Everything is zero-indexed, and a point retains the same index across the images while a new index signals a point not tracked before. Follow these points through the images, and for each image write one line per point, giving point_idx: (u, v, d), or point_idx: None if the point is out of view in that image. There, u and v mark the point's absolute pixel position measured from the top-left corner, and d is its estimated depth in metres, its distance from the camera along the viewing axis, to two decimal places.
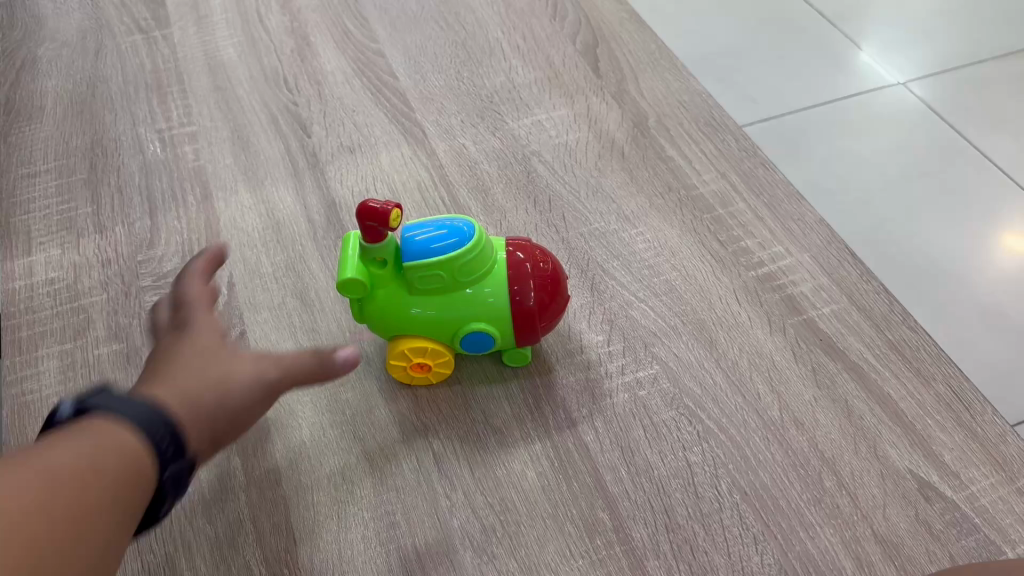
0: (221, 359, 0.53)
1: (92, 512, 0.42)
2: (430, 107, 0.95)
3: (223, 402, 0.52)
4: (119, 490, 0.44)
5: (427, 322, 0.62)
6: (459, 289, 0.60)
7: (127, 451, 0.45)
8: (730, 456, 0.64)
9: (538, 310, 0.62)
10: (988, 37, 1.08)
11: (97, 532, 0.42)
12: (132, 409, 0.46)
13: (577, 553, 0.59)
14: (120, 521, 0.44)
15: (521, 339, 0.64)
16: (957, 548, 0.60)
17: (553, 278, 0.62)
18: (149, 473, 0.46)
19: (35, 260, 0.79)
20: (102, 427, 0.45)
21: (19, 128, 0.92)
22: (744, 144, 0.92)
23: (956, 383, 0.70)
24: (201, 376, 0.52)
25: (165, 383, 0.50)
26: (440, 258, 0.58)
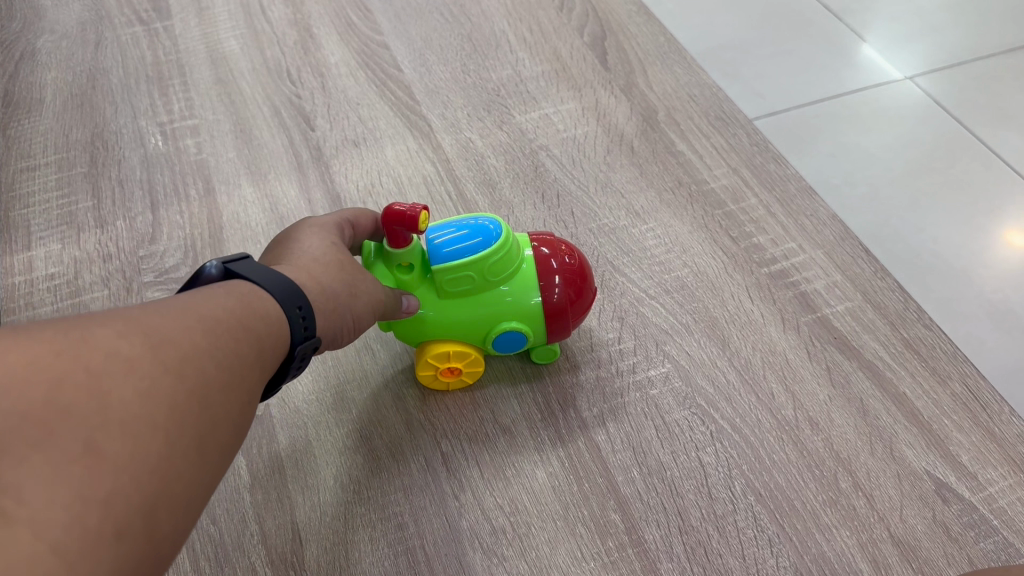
0: (356, 266, 0.52)
1: (241, 365, 0.39)
2: (436, 100, 0.93)
3: (352, 301, 0.50)
4: (262, 354, 0.41)
5: (457, 325, 0.60)
6: (488, 290, 0.59)
7: (272, 314, 0.43)
8: (744, 456, 0.63)
9: (568, 305, 0.60)
10: (998, 31, 1.07)
11: (242, 388, 0.38)
12: (275, 279, 0.44)
13: (589, 555, 0.58)
14: (257, 389, 0.40)
15: (552, 336, 0.63)
16: (976, 551, 0.58)
17: (580, 272, 0.61)
18: (285, 341, 0.43)
19: (35, 255, 0.77)
20: (247, 286, 0.43)
21: (18, 121, 0.90)
22: (755, 138, 0.91)
23: (972, 382, 0.69)
24: (341, 268, 0.50)
25: (305, 263, 0.49)
26: (468, 259, 0.56)
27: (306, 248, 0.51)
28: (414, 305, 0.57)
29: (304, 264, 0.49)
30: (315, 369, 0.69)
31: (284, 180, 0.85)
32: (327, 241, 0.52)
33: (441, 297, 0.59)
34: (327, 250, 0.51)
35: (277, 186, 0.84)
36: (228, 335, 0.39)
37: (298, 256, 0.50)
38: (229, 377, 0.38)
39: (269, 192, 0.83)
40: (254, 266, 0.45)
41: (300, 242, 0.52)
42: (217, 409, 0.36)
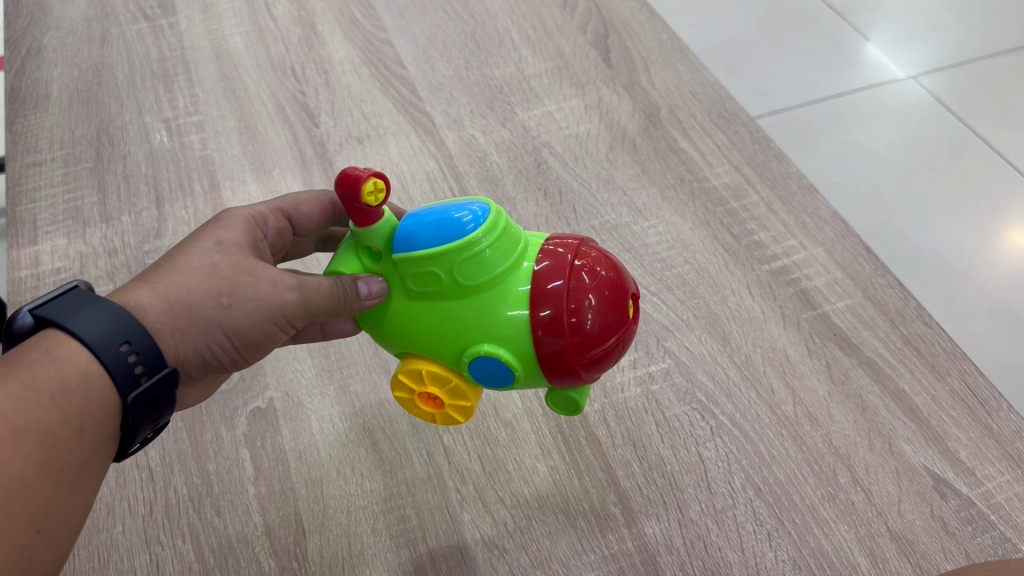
0: (244, 268, 0.47)
1: (11, 497, 0.37)
2: (439, 97, 0.94)
3: (219, 315, 0.46)
4: (49, 459, 0.39)
5: (428, 335, 0.45)
6: (469, 290, 0.43)
7: (70, 384, 0.40)
8: (743, 451, 0.64)
9: (587, 334, 0.42)
10: (1000, 31, 1.07)
11: (13, 522, 0.37)
12: (89, 320, 0.41)
13: (589, 548, 0.59)
14: (52, 497, 0.39)
15: (562, 373, 0.44)
16: (973, 546, 0.59)
17: (612, 285, 0.43)
18: (105, 393, 0.41)
19: (41, 249, 0.78)
20: (42, 352, 0.40)
21: (24, 116, 0.91)
22: (757, 136, 0.91)
23: (971, 378, 0.69)
24: (211, 276, 0.46)
25: (165, 274, 0.46)
26: (440, 244, 0.42)
27: (185, 252, 0.47)
28: (376, 290, 0.45)
29: (164, 276, 0.46)
30: (319, 363, 0.69)
31: (288, 175, 0.85)
32: (210, 242, 0.48)
33: (412, 293, 0.44)
34: (203, 252, 0.47)
35: (281, 182, 0.84)
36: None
37: (172, 262, 0.47)
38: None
39: (273, 188, 0.84)
40: (66, 305, 0.42)
41: (187, 244, 0.48)
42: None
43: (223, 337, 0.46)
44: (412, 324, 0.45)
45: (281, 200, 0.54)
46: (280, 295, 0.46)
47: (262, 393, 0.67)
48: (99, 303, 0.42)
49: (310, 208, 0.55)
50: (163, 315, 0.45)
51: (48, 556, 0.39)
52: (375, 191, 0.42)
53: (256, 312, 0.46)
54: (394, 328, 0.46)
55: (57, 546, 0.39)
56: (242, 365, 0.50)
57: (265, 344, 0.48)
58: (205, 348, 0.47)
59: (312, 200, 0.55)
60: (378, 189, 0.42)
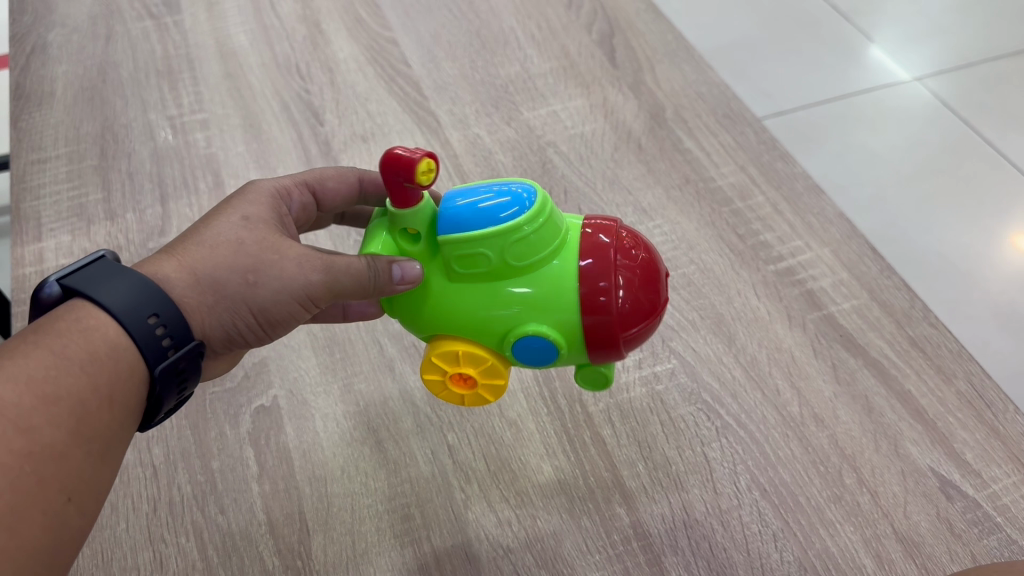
0: (271, 245, 0.47)
1: (42, 463, 0.37)
2: (444, 96, 0.94)
3: (245, 292, 0.46)
4: (80, 428, 0.39)
5: (467, 316, 0.46)
6: (515, 271, 0.45)
7: (100, 354, 0.41)
8: (749, 452, 0.64)
9: (628, 314, 0.45)
10: (1004, 33, 1.07)
11: (45, 487, 0.37)
12: (118, 291, 0.42)
13: (594, 548, 0.58)
14: (84, 465, 0.39)
15: (599, 350, 0.46)
16: (979, 548, 0.58)
17: (645, 267, 0.46)
18: (133, 365, 0.42)
19: (45, 246, 0.78)
20: (71, 323, 0.41)
21: (29, 113, 0.90)
22: (763, 136, 0.91)
23: (977, 380, 0.69)
24: (238, 251, 0.46)
25: (191, 248, 0.46)
26: (488, 229, 0.43)
27: (211, 225, 0.47)
28: (410, 276, 0.44)
29: (190, 250, 0.46)
30: (323, 360, 0.69)
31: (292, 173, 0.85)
32: (236, 216, 0.48)
33: (454, 274, 0.46)
34: (230, 227, 0.47)
35: None
36: (14, 433, 0.37)
37: (199, 235, 0.47)
38: (20, 486, 0.36)
39: None
40: (94, 278, 0.43)
41: (212, 217, 0.48)
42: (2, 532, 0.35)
43: (247, 315, 0.47)
44: (453, 305, 0.46)
45: (307, 175, 0.54)
46: (306, 274, 0.46)
47: (267, 391, 0.67)
48: (126, 274, 0.43)
49: (336, 186, 0.55)
50: (189, 290, 0.45)
51: (78, 525, 0.39)
52: (427, 171, 0.43)
53: (281, 291, 0.46)
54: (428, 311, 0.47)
55: (86, 515, 0.40)
56: (267, 341, 0.50)
57: (289, 322, 0.48)
58: (231, 327, 0.47)
59: (339, 177, 0.55)
60: (429, 169, 0.43)
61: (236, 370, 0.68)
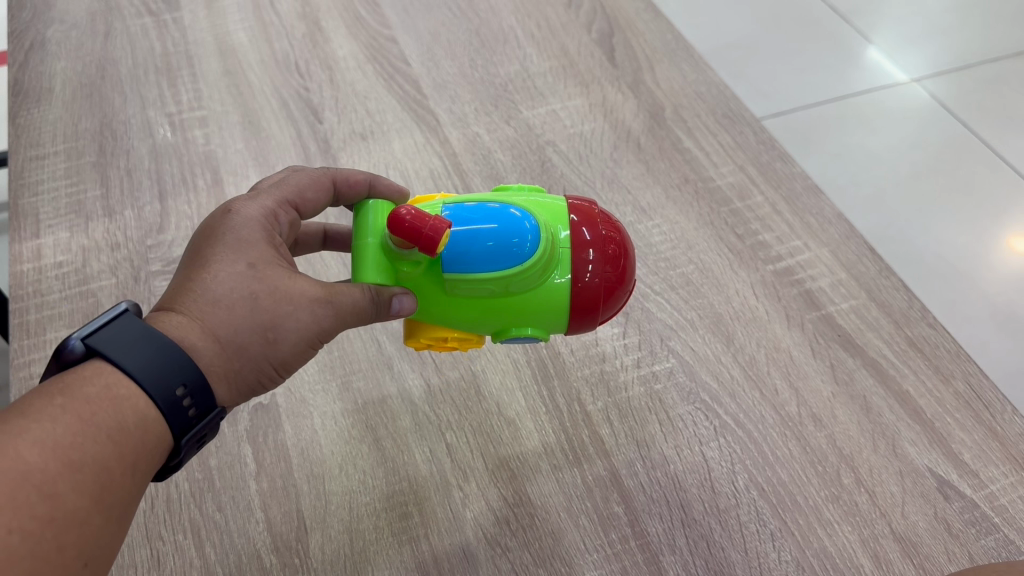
0: (282, 295, 0.45)
1: (62, 530, 0.36)
2: (444, 94, 0.94)
3: (267, 349, 0.45)
4: (101, 494, 0.38)
5: (461, 319, 0.51)
6: (512, 294, 0.49)
7: (127, 424, 0.40)
8: (748, 451, 0.64)
9: (603, 295, 0.50)
10: (1000, 35, 1.07)
11: (62, 554, 0.36)
12: (149, 360, 0.41)
13: (592, 547, 0.58)
14: (101, 533, 0.38)
15: (572, 334, 0.53)
16: (977, 548, 0.58)
17: (619, 255, 0.50)
18: (158, 436, 0.41)
19: (43, 243, 0.77)
20: (99, 390, 0.40)
21: (27, 110, 0.90)
22: (762, 136, 0.91)
23: (975, 381, 0.69)
24: (255, 308, 0.44)
25: (205, 308, 0.44)
26: (491, 270, 0.47)
27: (215, 278, 0.44)
28: (408, 309, 0.48)
29: (203, 309, 0.44)
30: (321, 360, 0.69)
31: None
32: (241, 265, 0.45)
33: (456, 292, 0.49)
34: (239, 282, 0.45)
35: None
36: (37, 497, 0.35)
37: (207, 293, 0.44)
38: (39, 552, 0.35)
39: None
40: (123, 344, 0.41)
41: (212, 267, 0.45)
42: None
43: (268, 368, 0.46)
44: (449, 310, 0.50)
45: (284, 190, 0.51)
46: (322, 322, 0.46)
47: (264, 390, 0.66)
48: (153, 340, 0.42)
49: (315, 196, 0.53)
50: (215, 357, 0.44)
51: None
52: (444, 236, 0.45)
53: (300, 341, 0.46)
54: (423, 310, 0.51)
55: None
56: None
57: None
58: (254, 382, 0.46)
59: (316, 185, 0.53)
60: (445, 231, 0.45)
61: None
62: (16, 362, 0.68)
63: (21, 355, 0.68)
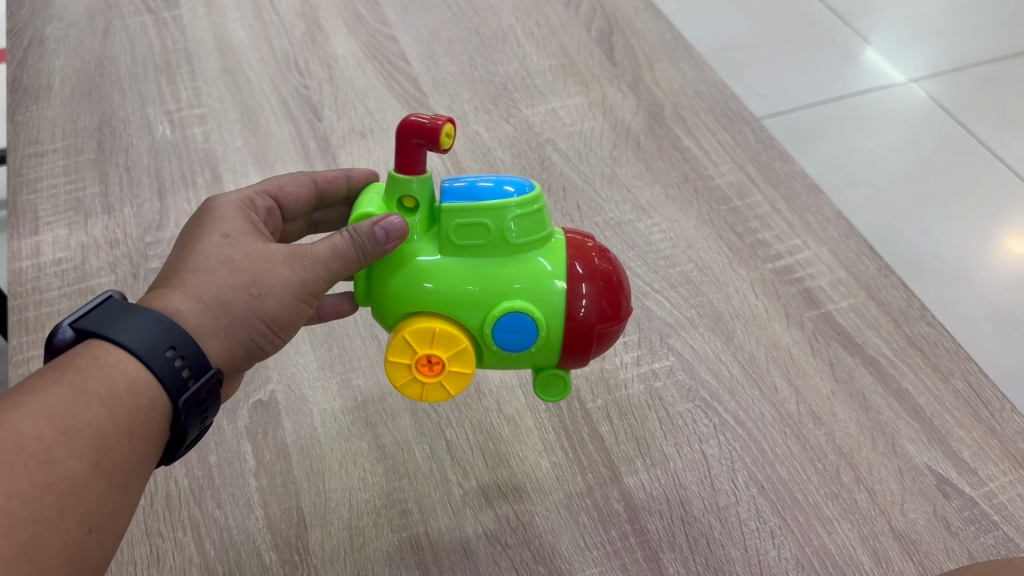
0: (258, 256, 0.46)
1: (62, 495, 0.36)
2: (443, 92, 0.94)
3: (253, 305, 0.45)
4: (100, 459, 0.38)
5: (450, 292, 0.47)
6: (510, 248, 0.47)
7: (119, 388, 0.40)
8: (747, 449, 0.64)
9: (597, 318, 0.48)
10: (997, 36, 1.07)
11: (65, 519, 0.36)
12: (137, 327, 0.41)
13: (592, 543, 0.58)
14: (103, 497, 0.38)
15: (568, 341, 0.49)
16: (976, 546, 0.58)
17: (619, 270, 0.50)
18: (154, 398, 0.41)
19: (42, 240, 0.77)
20: (89, 360, 0.40)
21: (26, 107, 0.90)
22: (761, 135, 0.91)
23: (974, 379, 0.69)
24: (233, 268, 0.45)
25: (187, 277, 0.45)
26: (488, 203, 0.46)
27: (193, 251, 0.46)
28: (395, 233, 0.45)
29: (186, 278, 0.45)
30: (321, 357, 0.69)
31: (290, 168, 0.85)
32: (215, 236, 0.46)
33: (448, 248, 0.47)
34: (215, 249, 0.46)
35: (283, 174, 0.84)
36: (36, 464, 0.36)
37: (188, 264, 0.45)
38: (41, 517, 0.35)
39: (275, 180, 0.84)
40: (110, 318, 0.41)
41: (189, 245, 0.46)
42: (26, 563, 0.34)
43: (260, 326, 0.46)
44: (440, 278, 0.47)
45: (266, 184, 0.53)
46: (301, 272, 0.46)
47: (264, 386, 0.67)
48: (139, 310, 0.42)
49: (296, 189, 0.54)
50: (203, 318, 0.44)
51: (97, 555, 0.38)
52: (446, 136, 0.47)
53: (285, 296, 0.46)
54: (409, 289, 0.48)
55: (105, 546, 0.39)
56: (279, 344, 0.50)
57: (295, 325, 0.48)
58: (247, 340, 0.46)
59: (295, 181, 0.55)
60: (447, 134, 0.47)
61: None
62: (14, 359, 0.67)
63: (19, 352, 0.68)
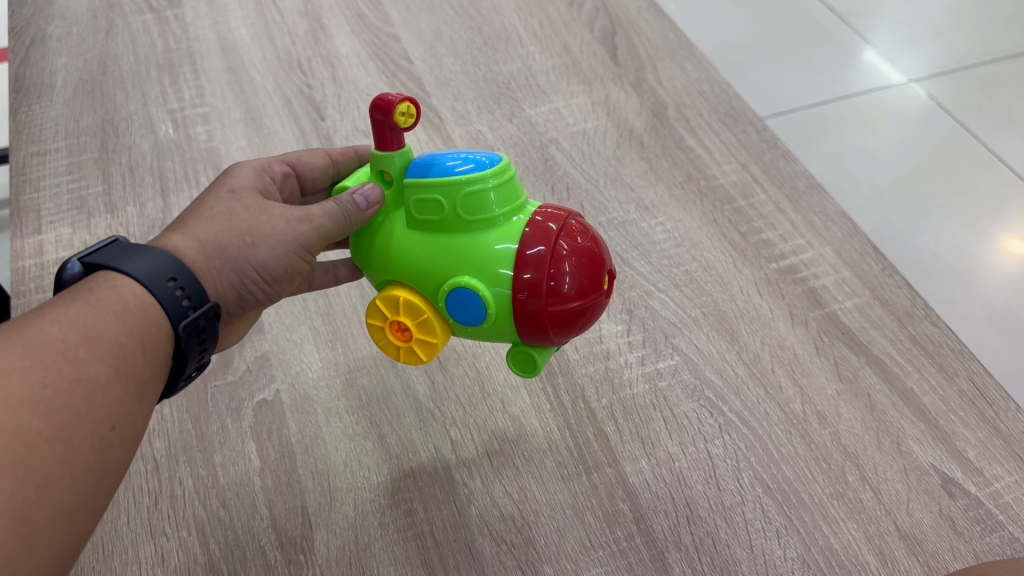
0: (257, 209, 0.49)
1: (87, 390, 0.38)
2: (446, 92, 0.94)
3: (245, 252, 0.48)
4: (119, 365, 0.41)
5: (416, 263, 0.47)
6: (463, 225, 0.46)
7: (130, 306, 0.42)
8: (753, 449, 0.64)
9: (565, 296, 0.46)
10: (999, 36, 1.07)
11: (90, 413, 0.38)
12: (142, 260, 0.44)
13: (597, 543, 0.58)
14: (122, 400, 0.40)
15: (522, 322, 0.47)
16: (981, 546, 0.58)
17: (590, 254, 0.46)
18: (159, 320, 0.43)
19: (45, 239, 0.77)
20: (99, 285, 0.43)
21: (28, 106, 0.90)
22: (765, 135, 0.91)
23: (979, 379, 0.69)
24: (232, 218, 0.49)
25: (191, 223, 0.48)
26: (446, 178, 0.46)
27: (203, 202, 0.50)
28: (374, 200, 0.48)
29: (190, 224, 0.48)
30: (326, 357, 0.69)
31: None
32: (223, 191, 0.50)
33: (415, 222, 0.48)
34: (219, 201, 0.50)
35: None
36: (62, 362, 0.38)
37: (194, 215, 0.49)
38: (71, 407, 0.37)
39: None
40: (116, 253, 0.45)
41: (201, 199, 0.50)
42: (60, 445, 0.36)
43: (251, 274, 0.48)
44: (407, 250, 0.48)
45: (285, 155, 0.57)
46: (294, 227, 0.49)
47: (268, 385, 0.67)
48: (145, 247, 0.45)
49: (311, 160, 0.58)
50: (198, 256, 0.47)
51: (119, 456, 0.40)
52: (407, 113, 0.47)
53: (277, 246, 0.49)
54: (383, 259, 0.49)
55: (126, 448, 0.40)
56: (272, 299, 0.52)
57: (288, 280, 0.51)
58: (239, 286, 0.49)
59: (312, 154, 0.58)
60: (409, 112, 0.47)
61: (238, 364, 0.68)
62: None
63: None
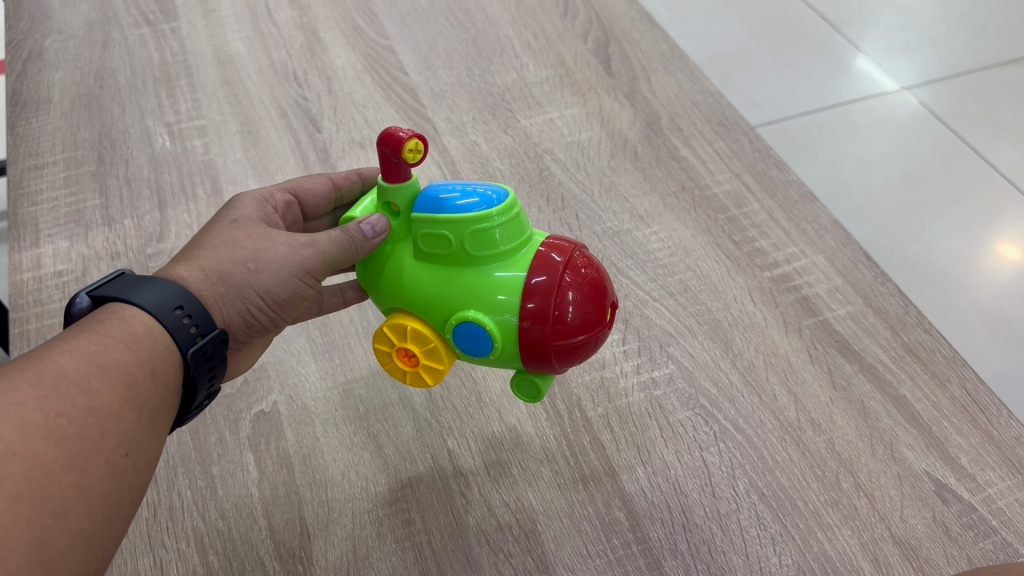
0: (261, 236, 0.50)
1: (100, 418, 0.39)
2: (441, 104, 0.94)
3: (249, 278, 0.48)
4: (130, 393, 0.41)
5: (422, 294, 0.48)
6: (469, 259, 0.47)
7: (140, 335, 0.43)
8: (748, 456, 0.64)
9: (569, 326, 0.46)
10: (989, 45, 1.08)
11: (103, 440, 0.38)
12: (150, 289, 0.45)
13: (594, 552, 0.58)
14: (134, 428, 0.40)
15: (527, 352, 0.47)
16: (975, 551, 0.59)
17: (592, 286, 0.47)
18: (167, 348, 0.44)
19: (43, 252, 0.77)
20: (109, 316, 0.43)
21: (26, 120, 0.90)
22: (757, 144, 0.92)
23: (971, 386, 0.70)
24: (236, 247, 0.49)
25: (196, 253, 0.49)
26: (454, 214, 0.46)
27: (207, 233, 0.50)
28: (381, 229, 0.48)
29: (195, 254, 0.49)
30: (323, 368, 0.70)
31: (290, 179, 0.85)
32: (226, 221, 0.51)
33: (422, 254, 0.48)
34: (223, 230, 0.50)
35: None
36: (75, 391, 0.39)
37: (199, 245, 0.50)
38: (86, 434, 0.38)
39: None
40: (123, 285, 0.45)
41: (205, 230, 0.51)
42: (75, 472, 0.36)
43: (256, 300, 0.49)
44: (415, 280, 0.48)
45: (287, 183, 0.58)
46: (298, 252, 0.49)
47: (267, 396, 0.67)
48: (152, 277, 0.46)
49: (313, 185, 0.58)
50: (203, 283, 0.47)
51: (134, 483, 0.40)
52: (415, 149, 0.47)
53: (280, 272, 0.49)
54: (390, 287, 0.49)
55: (141, 475, 0.41)
56: (277, 324, 0.52)
57: (293, 304, 0.51)
58: (243, 311, 0.49)
59: (313, 180, 0.59)
60: (416, 148, 0.47)
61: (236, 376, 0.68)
62: None
63: None
